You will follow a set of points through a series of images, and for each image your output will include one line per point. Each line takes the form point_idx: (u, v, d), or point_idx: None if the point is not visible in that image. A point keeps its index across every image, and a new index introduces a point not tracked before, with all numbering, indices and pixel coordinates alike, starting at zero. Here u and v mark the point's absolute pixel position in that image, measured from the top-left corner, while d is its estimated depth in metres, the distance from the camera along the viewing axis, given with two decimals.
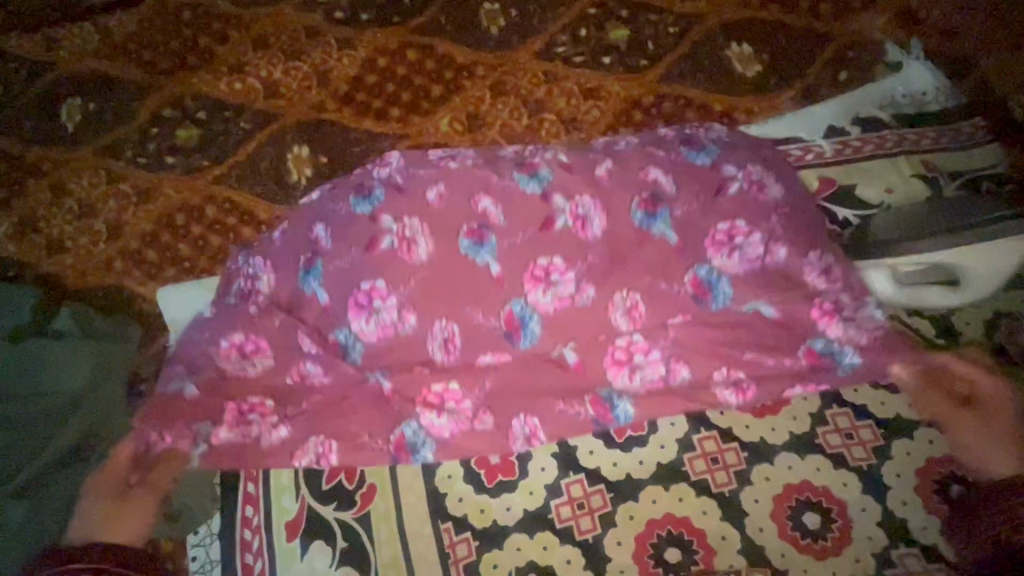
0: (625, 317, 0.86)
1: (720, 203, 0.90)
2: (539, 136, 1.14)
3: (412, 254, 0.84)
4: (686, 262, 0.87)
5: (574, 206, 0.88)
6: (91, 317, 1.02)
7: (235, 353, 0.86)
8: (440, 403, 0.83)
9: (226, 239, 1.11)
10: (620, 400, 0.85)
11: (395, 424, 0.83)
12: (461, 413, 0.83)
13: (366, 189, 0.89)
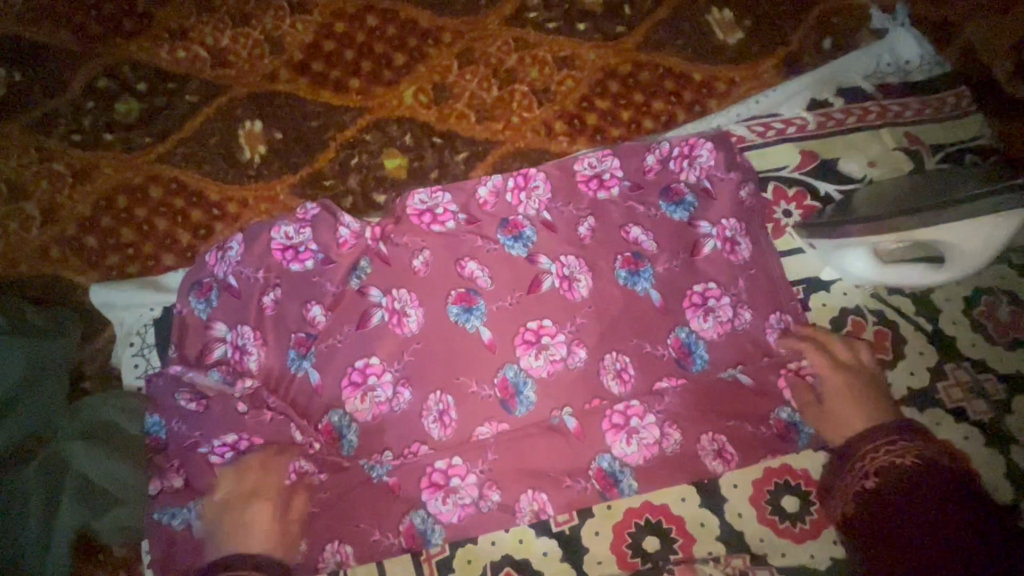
0: (616, 380, 0.92)
1: (697, 263, 0.96)
2: (511, 109, 1.08)
3: (404, 326, 0.94)
4: (667, 325, 0.94)
5: (560, 265, 0.97)
6: (21, 307, 0.94)
7: (229, 454, 0.86)
8: (445, 482, 0.88)
9: (174, 222, 1.03)
10: (624, 476, 0.88)
11: (405, 513, 0.88)
12: (467, 491, 0.88)
13: (353, 262, 0.96)
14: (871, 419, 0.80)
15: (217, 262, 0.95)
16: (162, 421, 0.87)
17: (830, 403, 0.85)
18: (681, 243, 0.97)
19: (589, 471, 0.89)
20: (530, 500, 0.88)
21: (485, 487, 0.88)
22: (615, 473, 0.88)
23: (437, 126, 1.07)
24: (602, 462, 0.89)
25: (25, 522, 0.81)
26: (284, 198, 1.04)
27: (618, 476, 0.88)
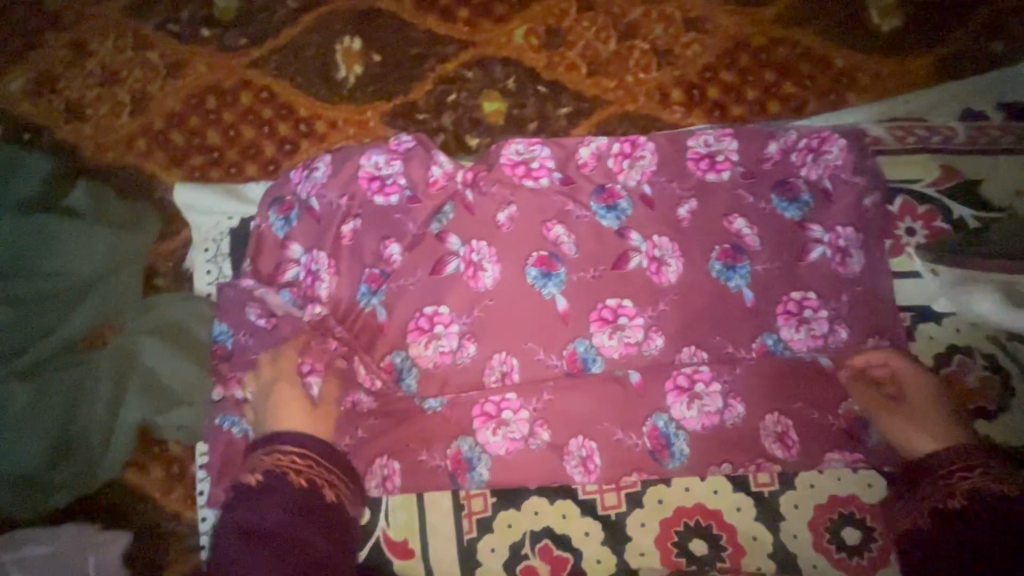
0: (688, 378, 0.87)
1: (800, 269, 0.89)
2: (627, 68, 0.99)
3: (478, 280, 0.90)
4: (755, 329, 0.88)
5: (651, 246, 0.90)
6: (107, 195, 0.94)
7: (290, 374, 0.86)
8: (497, 412, 0.86)
9: (260, 132, 1.00)
10: (677, 437, 0.85)
11: (452, 439, 0.86)
12: (519, 430, 0.86)
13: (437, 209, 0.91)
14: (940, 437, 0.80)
15: (301, 182, 0.91)
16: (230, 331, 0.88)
17: (907, 396, 0.83)
18: (787, 245, 0.89)
19: (644, 427, 0.86)
20: (579, 454, 0.85)
21: (535, 424, 0.86)
22: (670, 436, 0.85)
23: (544, 74, 0.99)
24: (657, 421, 0.86)
25: (94, 402, 0.84)
26: (374, 124, 0.99)
27: (671, 437, 0.85)
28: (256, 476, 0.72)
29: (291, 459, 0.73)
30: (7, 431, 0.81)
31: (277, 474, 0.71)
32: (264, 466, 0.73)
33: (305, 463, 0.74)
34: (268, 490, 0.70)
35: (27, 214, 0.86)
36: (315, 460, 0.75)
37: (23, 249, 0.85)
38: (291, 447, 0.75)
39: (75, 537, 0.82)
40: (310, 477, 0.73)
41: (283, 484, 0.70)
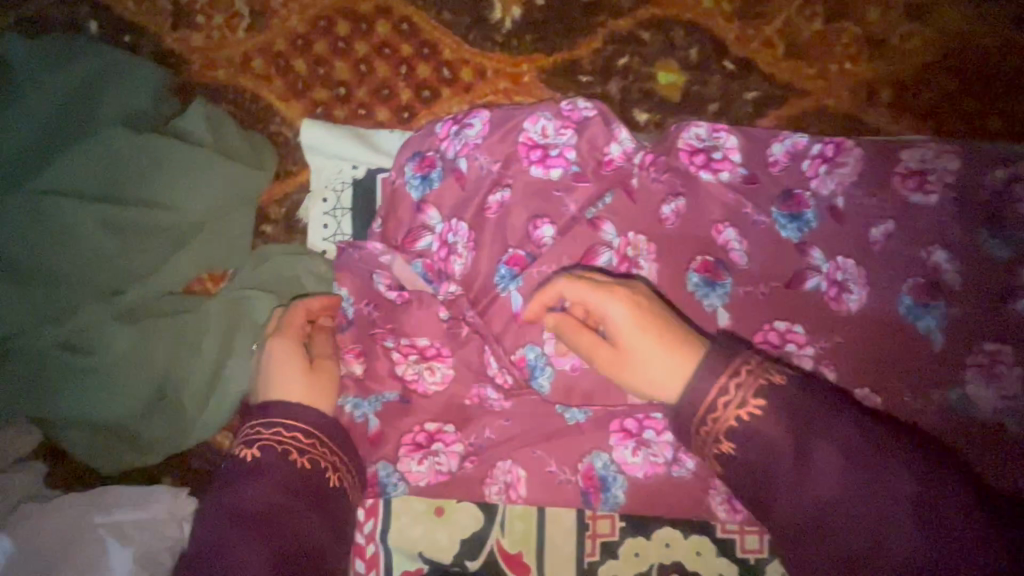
0: None
1: (1009, 320, 0.74)
2: (832, 55, 0.84)
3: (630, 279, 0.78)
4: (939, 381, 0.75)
5: (834, 268, 0.79)
6: (223, 121, 0.81)
7: (416, 355, 0.77)
8: (639, 431, 0.76)
9: (397, 71, 0.86)
10: None
11: (585, 453, 0.77)
12: (661, 454, 0.76)
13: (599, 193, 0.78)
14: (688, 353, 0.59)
15: (448, 139, 0.78)
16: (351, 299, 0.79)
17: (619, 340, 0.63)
18: (992, 288, 0.75)
19: None
20: (724, 491, 0.76)
21: (680, 450, 0.76)
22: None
23: (734, 48, 0.84)
24: None
25: (198, 355, 0.76)
26: (529, 82, 0.85)
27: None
28: (253, 451, 0.60)
29: (298, 434, 0.61)
30: (104, 378, 0.73)
31: (272, 450, 0.60)
32: (262, 440, 0.60)
33: (307, 443, 0.61)
34: (264, 471, 0.58)
35: (137, 134, 0.75)
36: (318, 438, 0.62)
37: (128, 173, 0.74)
38: (300, 423, 0.62)
39: (169, 499, 0.74)
40: (314, 460, 0.61)
41: (283, 462, 0.59)
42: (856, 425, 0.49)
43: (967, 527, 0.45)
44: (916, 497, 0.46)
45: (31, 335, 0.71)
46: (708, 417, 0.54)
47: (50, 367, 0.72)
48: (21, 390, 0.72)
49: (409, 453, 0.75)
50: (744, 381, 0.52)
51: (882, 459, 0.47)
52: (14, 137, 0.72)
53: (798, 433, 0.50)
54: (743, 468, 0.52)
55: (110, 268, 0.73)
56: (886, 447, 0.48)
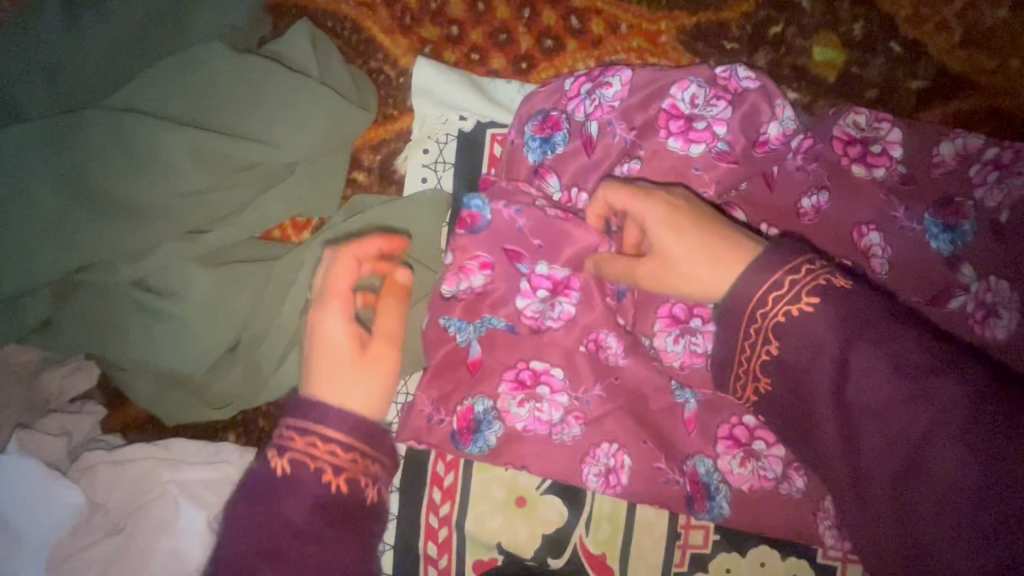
0: None
1: None
2: (1014, 47, 0.74)
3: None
4: None
5: (985, 289, 0.66)
6: (328, 51, 0.74)
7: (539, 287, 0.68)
8: (748, 441, 0.67)
9: (518, 14, 0.76)
10: None
11: (688, 455, 0.69)
12: (772, 469, 0.68)
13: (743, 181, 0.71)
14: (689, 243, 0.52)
15: (579, 98, 0.70)
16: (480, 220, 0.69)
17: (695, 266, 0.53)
18: None
19: None
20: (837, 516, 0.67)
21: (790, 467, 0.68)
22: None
23: (903, 28, 0.75)
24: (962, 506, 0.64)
25: (280, 308, 0.70)
26: (667, 42, 0.76)
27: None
28: (283, 460, 0.46)
29: (335, 449, 0.46)
30: (178, 323, 0.67)
31: (299, 462, 0.45)
32: (290, 450, 0.46)
33: (345, 457, 0.47)
34: (299, 497, 0.44)
35: (237, 58, 0.67)
36: (357, 454, 0.47)
37: (224, 100, 0.67)
38: (333, 432, 0.47)
39: (238, 459, 0.67)
40: (346, 483, 0.46)
41: (313, 480, 0.45)
42: (921, 353, 0.39)
43: (1003, 482, 0.35)
44: (985, 448, 0.36)
45: (108, 268, 0.66)
46: (759, 309, 0.46)
47: (124, 302, 0.67)
48: (91, 324, 0.67)
49: (512, 394, 0.69)
50: (803, 278, 0.44)
51: (927, 384, 0.38)
52: (112, 48, 0.68)
53: (846, 341, 0.42)
54: (795, 373, 0.44)
55: (189, 203, 0.66)
56: (938, 384, 0.38)
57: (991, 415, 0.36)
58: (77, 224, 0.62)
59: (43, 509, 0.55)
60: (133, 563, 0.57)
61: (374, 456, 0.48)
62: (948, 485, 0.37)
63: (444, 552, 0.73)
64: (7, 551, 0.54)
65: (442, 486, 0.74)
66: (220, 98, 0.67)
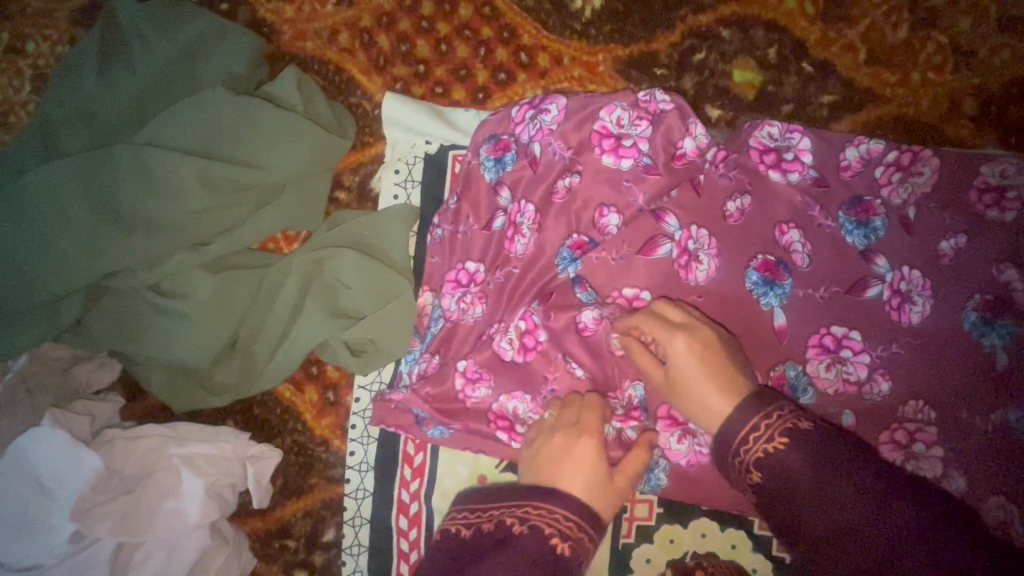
0: (905, 434, 0.74)
1: None
2: (911, 64, 0.84)
3: (689, 273, 0.77)
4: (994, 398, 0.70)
5: (898, 278, 0.76)
6: (312, 91, 0.87)
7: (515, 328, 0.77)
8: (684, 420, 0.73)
9: (475, 52, 0.89)
10: None
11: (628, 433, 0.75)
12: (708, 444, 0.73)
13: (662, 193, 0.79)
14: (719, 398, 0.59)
15: (524, 122, 0.81)
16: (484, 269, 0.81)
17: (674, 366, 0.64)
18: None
19: None
20: None
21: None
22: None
23: (813, 51, 0.85)
24: None
25: (271, 309, 0.82)
26: (604, 71, 0.87)
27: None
28: (522, 525, 0.53)
29: (578, 528, 0.54)
30: (185, 320, 0.79)
31: (540, 530, 0.53)
32: (529, 518, 0.54)
33: (565, 525, 0.54)
34: (507, 543, 0.52)
35: (237, 98, 0.81)
36: (586, 531, 0.54)
37: (223, 133, 0.80)
38: (569, 511, 0.55)
39: (235, 439, 0.77)
40: (574, 548, 0.53)
41: (540, 545, 0.51)
42: (885, 483, 0.46)
43: (861, 478, 0.46)
44: (923, 532, 0.43)
45: (128, 275, 0.79)
46: (742, 448, 0.54)
47: (142, 305, 0.80)
48: (111, 324, 0.80)
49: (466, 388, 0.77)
50: (775, 424, 0.53)
51: (888, 500, 0.45)
52: (134, 96, 0.82)
53: (808, 467, 0.49)
54: (774, 478, 0.51)
55: (195, 220, 0.79)
56: (852, 478, 0.47)
57: (965, 535, 0.43)
58: (105, 239, 0.75)
59: (71, 474, 0.66)
60: (143, 520, 0.69)
61: (590, 532, 0.55)
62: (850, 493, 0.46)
63: (415, 525, 0.80)
64: (45, 501, 0.66)
65: (412, 464, 0.81)
66: (220, 132, 0.80)
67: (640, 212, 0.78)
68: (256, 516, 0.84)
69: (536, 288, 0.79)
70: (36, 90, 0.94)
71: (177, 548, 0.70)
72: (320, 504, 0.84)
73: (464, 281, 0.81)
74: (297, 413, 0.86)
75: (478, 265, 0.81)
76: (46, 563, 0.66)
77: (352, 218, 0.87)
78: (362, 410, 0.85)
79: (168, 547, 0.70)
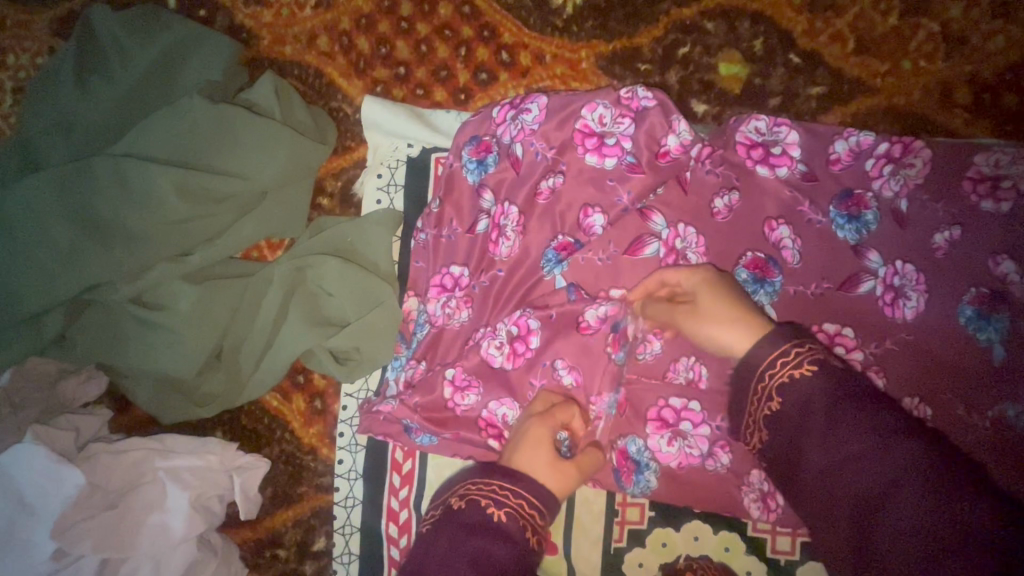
0: None
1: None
2: (902, 53, 0.82)
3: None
4: (991, 394, 0.69)
5: (891, 273, 0.74)
6: (291, 96, 0.86)
7: (503, 334, 0.76)
8: (675, 422, 0.72)
9: (456, 53, 0.88)
10: None
11: (619, 436, 0.74)
12: (699, 445, 0.72)
13: (648, 191, 0.77)
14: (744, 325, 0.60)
15: (506, 123, 0.80)
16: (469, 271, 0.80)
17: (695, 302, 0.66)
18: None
19: None
20: (759, 489, 0.72)
21: (715, 445, 0.72)
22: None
23: (800, 41, 0.83)
24: None
25: (255, 317, 0.81)
26: (586, 68, 0.86)
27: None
28: (462, 501, 0.59)
29: (520, 499, 0.59)
30: (167, 332, 0.79)
31: (479, 504, 0.58)
32: (469, 492, 0.60)
33: (502, 494, 0.59)
34: (450, 517, 0.58)
35: (214, 107, 0.80)
36: (530, 499, 0.60)
37: (201, 141, 0.79)
38: (516, 483, 0.60)
39: (221, 450, 0.77)
40: (512, 512, 0.58)
41: (481, 515, 0.57)
42: (898, 421, 0.47)
43: (885, 414, 0.48)
44: (925, 466, 0.45)
45: (109, 288, 0.78)
46: (767, 372, 0.56)
47: (124, 317, 0.80)
48: (95, 337, 0.79)
49: (455, 394, 0.76)
50: (807, 353, 0.54)
51: (901, 436, 0.46)
52: (110, 106, 0.82)
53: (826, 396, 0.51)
54: (794, 401, 0.53)
55: (175, 230, 0.78)
56: (875, 413, 0.48)
57: (977, 488, 0.43)
58: (84, 253, 0.75)
59: (54, 491, 0.66)
60: (127, 535, 0.68)
61: (533, 501, 0.60)
62: (867, 424, 0.48)
63: (405, 532, 0.80)
64: (28, 518, 0.66)
65: (401, 472, 0.80)
66: (197, 140, 0.79)
67: (628, 212, 0.76)
68: (247, 526, 0.84)
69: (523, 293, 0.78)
70: (16, 102, 0.94)
71: (163, 559, 0.70)
72: (310, 512, 0.84)
73: (449, 286, 0.81)
74: (284, 422, 0.86)
75: (463, 269, 0.80)
76: None
77: (337, 224, 0.85)
78: (349, 418, 0.84)
79: (154, 561, 0.69)
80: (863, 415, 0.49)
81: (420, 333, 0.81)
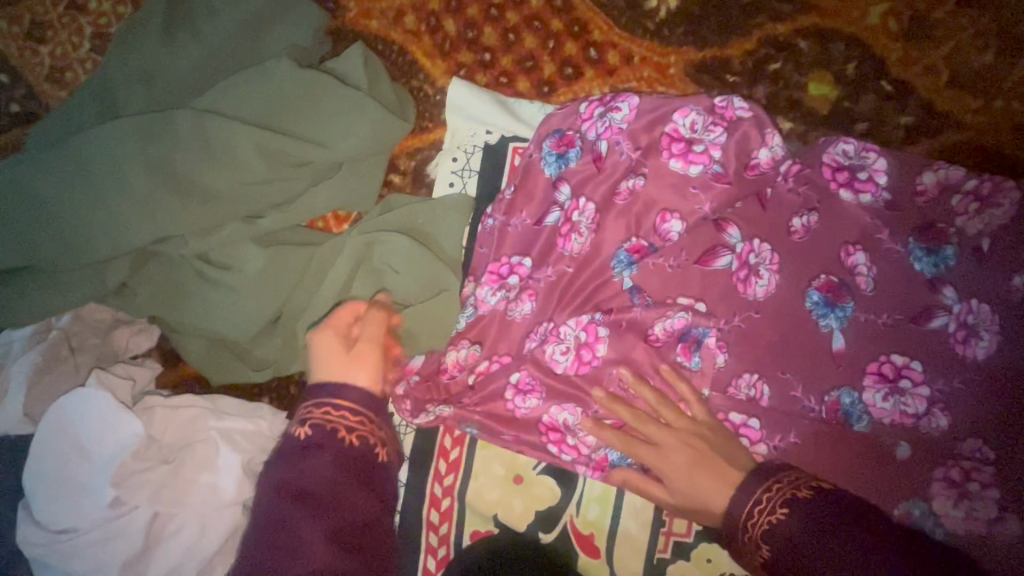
0: (961, 474, 0.70)
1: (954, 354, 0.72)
2: (996, 92, 0.81)
3: (748, 287, 0.74)
4: None
5: (965, 311, 0.73)
6: (376, 70, 0.86)
7: (573, 338, 0.75)
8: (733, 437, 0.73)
9: (543, 44, 0.87)
10: (934, 530, 0.70)
11: None
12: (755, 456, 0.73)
13: (730, 203, 0.76)
14: (723, 479, 0.66)
15: (593, 119, 0.79)
16: (535, 266, 0.80)
17: (658, 438, 0.70)
18: None
19: (893, 509, 0.71)
20: None
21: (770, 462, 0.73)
22: (923, 528, 0.70)
23: (893, 69, 0.82)
24: (913, 507, 0.71)
25: (319, 287, 0.81)
26: (674, 74, 0.85)
27: (924, 530, 0.70)
28: (304, 429, 0.61)
29: (345, 414, 0.62)
30: (231, 291, 0.78)
31: (324, 429, 0.60)
32: (311, 418, 0.61)
33: (356, 421, 0.62)
34: (315, 454, 0.58)
35: (302, 72, 0.79)
36: (370, 416, 0.64)
37: (286, 105, 0.79)
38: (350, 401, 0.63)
39: (271, 416, 0.75)
40: (368, 438, 0.62)
41: (332, 441, 0.60)
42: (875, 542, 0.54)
43: (862, 537, 0.54)
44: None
45: (178, 242, 0.78)
46: (749, 523, 0.61)
47: (190, 273, 0.79)
48: (160, 289, 0.79)
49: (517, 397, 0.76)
50: (775, 496, 0.61)
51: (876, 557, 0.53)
52: (198, 60, 0.81)
53: (812, 531, 0.57)
54: (781, 548, 0.58)
55: (253, 191, 0.78)
56: (857, 541, 0.54)
57: None
58: (161, 204, 0.74)
59: (111, 438, 0.66)
60: (177, 493, 0.68)
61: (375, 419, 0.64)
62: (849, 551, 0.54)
63: (445, 521, 0.81)
64: (85, 461, 0.66)
65: (448, 459, 0.82)
66: (282, 104, 0.79)
67: (702, 226, 0.76)
68: None
69: (592, 292, 0.77)
70: (95, 48, 0.94)
71: (209, 520, 0.68)
72: None
73: (512, 276, 0.80)
74: None
75: (523, 259, 0.80)
76: (84, 527, 0.65)
77: (406, 204, 0.85)
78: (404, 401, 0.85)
79: (201, 521, 0.68)
80: (847, 539, 0.55)
81: (477, 321, 0.80)
